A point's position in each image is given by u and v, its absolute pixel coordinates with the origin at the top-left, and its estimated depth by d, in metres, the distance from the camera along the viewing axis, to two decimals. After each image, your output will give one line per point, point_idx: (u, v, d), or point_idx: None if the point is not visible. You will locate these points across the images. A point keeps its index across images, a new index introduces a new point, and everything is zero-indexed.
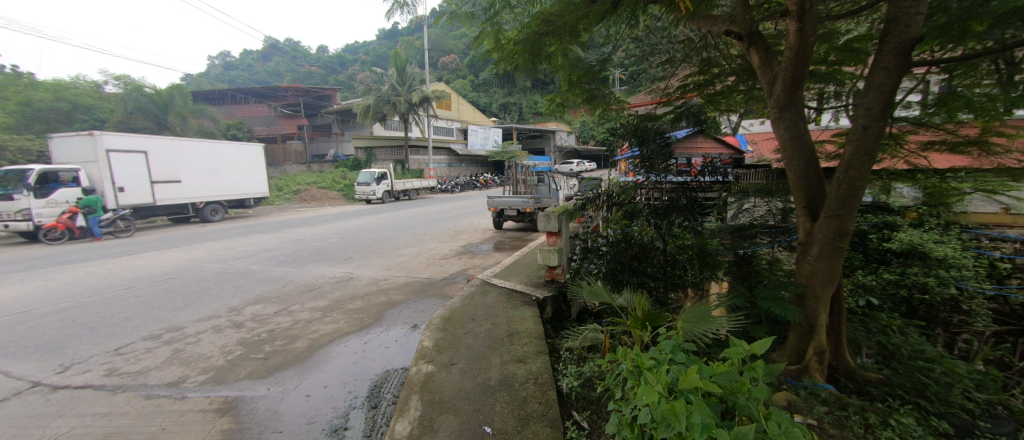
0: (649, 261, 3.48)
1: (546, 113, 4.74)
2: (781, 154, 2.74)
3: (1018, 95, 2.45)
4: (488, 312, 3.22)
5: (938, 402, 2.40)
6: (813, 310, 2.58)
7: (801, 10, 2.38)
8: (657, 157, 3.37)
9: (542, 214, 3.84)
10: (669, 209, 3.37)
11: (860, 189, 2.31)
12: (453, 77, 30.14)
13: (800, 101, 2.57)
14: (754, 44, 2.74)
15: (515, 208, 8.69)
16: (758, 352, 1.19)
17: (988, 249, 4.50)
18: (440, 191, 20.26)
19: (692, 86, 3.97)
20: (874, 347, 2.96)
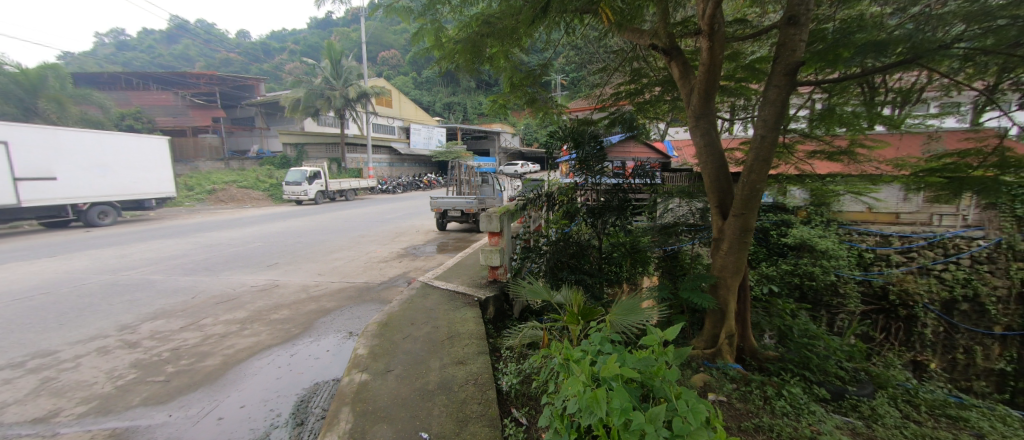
0: (586, 258, 3.64)
1: (489, 114, 4.75)
2: (698, 159, 3.05)
3: (875, 113, 2.96)
4: (428, 315, 3.14)
5: (820, 373, 2.84)
6: (724, 298, 2.91)
7: (712, 30, 2.66)
8: (593, 160, 3.55)
9: (484, 214, 3.83)
10: (603, 210, 3.60)
11: (759, 191, 2.66)
12: (393, 73, 28.99)
13: (712, 111, 2.88)
14: (674, 58, 3.01)
15: (459, 209, 8.59)
16: (670, 338, 1.30)
17: (857, 242, 5.57)
18: (381, 191, 19.33)
19: (624, 94, 4.21)
20: (774, 329, 3.39)
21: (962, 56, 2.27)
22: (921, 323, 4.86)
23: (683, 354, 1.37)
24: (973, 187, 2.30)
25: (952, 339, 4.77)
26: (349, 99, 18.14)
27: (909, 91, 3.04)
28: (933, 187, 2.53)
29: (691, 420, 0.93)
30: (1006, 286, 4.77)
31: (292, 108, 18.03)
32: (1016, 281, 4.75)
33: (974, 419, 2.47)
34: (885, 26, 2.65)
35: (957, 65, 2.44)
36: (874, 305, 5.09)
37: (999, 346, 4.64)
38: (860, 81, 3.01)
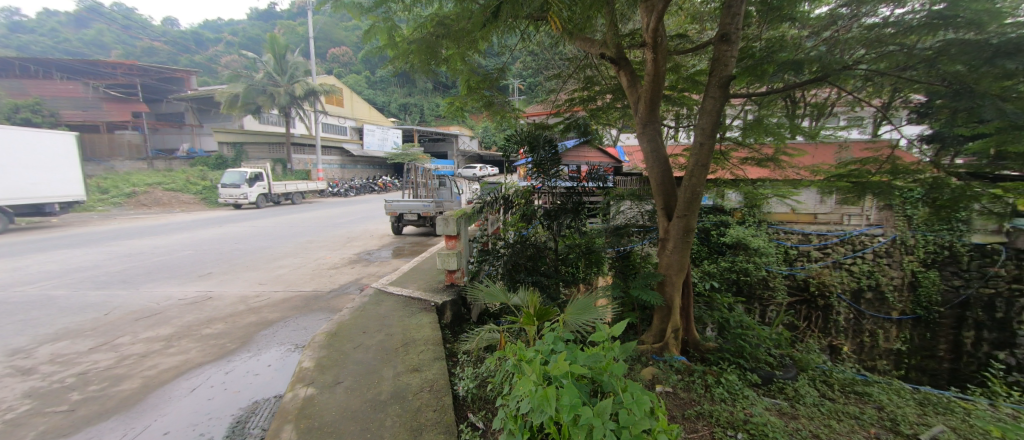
0: (543, 260, 3.70)
1: (445, 116, 4.69)
2: (645, 164, 3.23)
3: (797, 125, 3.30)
4: (381, 323, 3.03)
5: (752, 360, 3.11)
6: (670, 294, 3.10)
7: (655, 43, 2.83)
8: (548, 165, 3.64)
9: (440, 217, 3.76)
10: (558, 212, 3.67)
11: (699, 194, 2.87)
12: (345, 71, 27.69)
13: (657, 119, 3.07)
14: (622, 68, 3.18)
15: (415, 213, 8.36)
16: (617, 333, 1.36)
17: (784, 239, 6.15)
18: (331, 194, 18.35)
19: (578, 100, 4.39)
20: (714, 323, 3.65)
21: (861, 76, 2.60)
22: (836, 311, 5.49)
23: (629, 348, 1.44)
24: (870, 191, 2.66)
25: (860, 324, 5.48)
26: (295, 96, 17.05)
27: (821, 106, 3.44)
28: (842, 190, 2.85)
29: (635, 411, 0.98)
30: (901, 276, 5.57)
31: (229, 105, 16.59)
32: (908, 272, 5.55)
33: (876, 393, 2.82)
34: (803, 47, 2.97)
35: (859, 85, 2.80)
36: (798, 296, 5.65)
37: (894, 328, 5.39)
38: (784, 96, 3.36)
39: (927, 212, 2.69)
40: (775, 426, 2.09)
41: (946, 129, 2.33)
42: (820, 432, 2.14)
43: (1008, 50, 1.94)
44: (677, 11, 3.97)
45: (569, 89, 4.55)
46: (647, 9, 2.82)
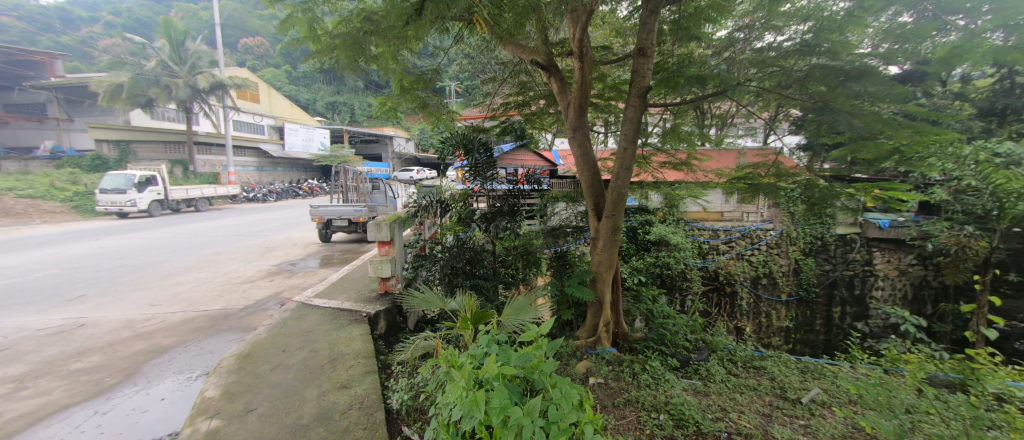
0: (481, 263, 3.68)
1: (377, 117, 4.48)
2: (576, 167, 3.40)
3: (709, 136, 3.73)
4: (304, 339, 2.78)
5: (671, 346, 3.41)
6: (601, 290, 3.29)
7: (582, 52, 2.99)
8: (484, 167, 3.67)
9: (372, 223, 3.56)
10: (495, 214, 3.69)
11: (624, 196, 3.10)
12: (261, 63, 25.11)
13: (585, 124, 3.25)
14: (552, 75, 3.33)
15: (345, 218, 7.79)
16: (546, 331, 1.40)
17: (697, 235, 6.86)
18: (245, 200, 16.45)
19: (513, 105, 4.43)
20: (641, 315, 3.94)
21: (753, 92, 3.01)
22: (739, 296, 6.28)
23: (558, 344, 1.48)
24: (764, 192, 3.18)
25: (757, 306, 6.34)
26: (197, 89, 15.00)
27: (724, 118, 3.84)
28: (741, 190, 3.35)
29: (563, 405, 1.01)
30: (787, 264, 6.55)
31: (110, 96, 13.98)
32: (792, 260, 6.53)
33: (770, 366, 3.25)
34: (708, 64, 3.34)
35: (752, 100, 3.22)
36: (710, 285, 6.34)
37: (782, 308, 6.33)
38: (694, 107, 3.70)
39: (805, 208, 3.18)
40: (691, 404, 2.31)
41: (816, 139, 2.78)
42: (727, 405, 2.41)
43: (854, 75, 2.37)
44: (604, 25, 4.22)
45: (503, 92, 4.60)
46: (573, 20, 2.97)
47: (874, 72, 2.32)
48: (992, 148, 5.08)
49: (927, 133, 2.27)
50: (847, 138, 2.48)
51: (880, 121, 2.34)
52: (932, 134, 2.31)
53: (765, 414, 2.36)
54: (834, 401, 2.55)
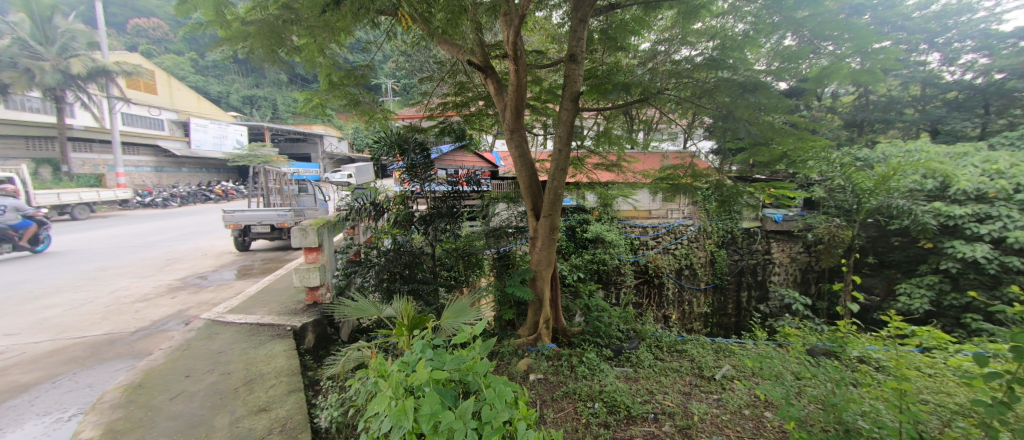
0: (420, 266, 3.57)
1: (301, 113, 4.14)
2: (514, 167, 3.46)
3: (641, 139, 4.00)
4: (214, 360, 2.47)
5: (606, 337, 3.60)
6: (541, 288, 3.38)
7: (517, 55, 3.03)
8: (422, 168, 3.60)
9: (296, 228, 3.26)
10: (434, 216, 3.59)
11: (561, 196, 3.22)
12: (158, 49, 21.89)
13: (522, 126, 3.33)
14: (489, 76, 3.36)
15: (266, 224, 7.00)
16: (480, 332, 1.39)
17: (629, 232, 7.24)
18: (140, 205, 14.16)
19: (451, 105, 4.37)
20: (580, 310, 4.08)
21: (671, 99, 3.27)
22: (666, 287, 6.82)
23: (493, 344, 1.48)
24: (683, 192, 3.58)
25: (681, 295, 6.94)
26: (70, 75, 12.59)
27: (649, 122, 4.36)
28: (665, 189, 3.68)
29: (496, 404, 1.02)
30: (705, 255, 7.16)
31: None
32: (709, 252, 7.18)
33: (690, 349, 3.59)
34: (634, 73, 3.52)
35: (673, 109, 3.53)
36: (642, 277, 6.78)
37: (702, 295, 7.01)
38: (624, 112, 3.99)
39: (717, 205, 3.56)
40: (622, 390, 2.47)
41: (724, 143, 3.13)
42: (653, 388, 2.61)
43: (749, 88, 2.71)
44: (540, 30, 4.33)
45: (441, 92, 4.51)
46: (506, 23, 3.00)
47: (765, 86, 2.69)
48: (855, 154, 6.13)
49: (805, 139, 2.71)
50: (748, 142, 2.84)
51: (771, 129, 2.72)
52: (810, 140, 2.72)
53: (686, 393, 2.60)
54: (741, 376, 2.89)
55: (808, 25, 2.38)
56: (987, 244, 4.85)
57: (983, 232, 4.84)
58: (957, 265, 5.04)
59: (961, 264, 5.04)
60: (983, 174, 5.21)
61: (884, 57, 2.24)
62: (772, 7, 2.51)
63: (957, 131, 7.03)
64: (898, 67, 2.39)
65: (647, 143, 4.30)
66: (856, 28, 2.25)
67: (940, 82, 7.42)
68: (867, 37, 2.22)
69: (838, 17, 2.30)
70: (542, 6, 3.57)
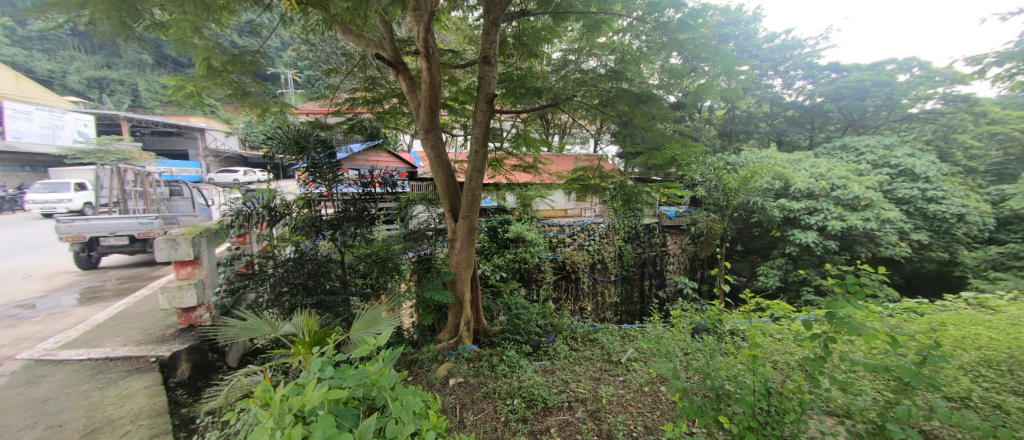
0: (327, 276, 3.25)
1: (169, 102, 3.45)
2: (430, 168, 3.39)
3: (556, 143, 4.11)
4: (40, 411, 1.95)
5: (525, 333, 3.70)
6: (460, 290, 3.37)
7: (429, 53, 2.93)
8: (327, 168, 3.26)
9: (162, 238, 2.69)
10: (341, 220, 3.28)
11: (478, 198, 3.25)
12: None
13: (437, 126, 3.27)
14: (401, 73, 3.23)
15: (123, 235, 5.72)
16: (384, 342, 1.32)
17: (548, 230, 7.39)
18: None
19: (361, 101, 4.14)
20: (501, 309, 4.12)
21: (579, 104, 3.44)
22: (582, 280, 7.20)
23: (400, 354, 1.41)
24: (591, 191, 3.86)
25: (595, 287, 7.41)
26: None
27: (562, 128, 4.69)
28: (577, 190, 3.92)
29: (402, 417, 0.98)
30: (614, 250, 7.80)
31: None
32: (617, 247, 7.82)
33: (600, 337, 3.87)
34: (548, 79, 3.65)
35: (584, 114, 3.72)
36: (560, 273, 7.03)
37: (612, 286, 7.61)
38: (538, 116, 4.16)
39: (622, 204, 3.89)
40: (539, 384, 2.56)
41: (625, 147, 3.45)
42: (568, 378, 2.77)
43: (643, 99, 3.03)
44: (456, 30, 4.29)
45: (349, 87, 4.20)
46: (416, 19, 2.89)
47: (656, 99, 3.05)
48: (727, 159, 7.26)
49: (687, 146, 3.14)
50: (645, 146, 3.18)
51: (662, 136, 3.09)
52: (691, 146, 3.17)
53: (596, 378, 2.81)
54: (642, 357, 3.22)
55: (688, 47, 2.75)
56: (815, 231, 6.14)
57: (813, 222, 6.14)
58: (797, 249, 6.31)
59: (799, 248, 6.32)
60: (814, 176, 6.55)
61: (742, 78, 2.73)
62: (660, 29, 2.82)
63: (794, 142, 8.79)
64: (753, 88, 2.90)
65: (560, 146, 4.52)
66: (722, 53, 2.68)
67: (783, 102, 9.18)
68: (730, 60, 2.65)
69: (708, 42, 2.70)
70: (455, 5, 3.53)
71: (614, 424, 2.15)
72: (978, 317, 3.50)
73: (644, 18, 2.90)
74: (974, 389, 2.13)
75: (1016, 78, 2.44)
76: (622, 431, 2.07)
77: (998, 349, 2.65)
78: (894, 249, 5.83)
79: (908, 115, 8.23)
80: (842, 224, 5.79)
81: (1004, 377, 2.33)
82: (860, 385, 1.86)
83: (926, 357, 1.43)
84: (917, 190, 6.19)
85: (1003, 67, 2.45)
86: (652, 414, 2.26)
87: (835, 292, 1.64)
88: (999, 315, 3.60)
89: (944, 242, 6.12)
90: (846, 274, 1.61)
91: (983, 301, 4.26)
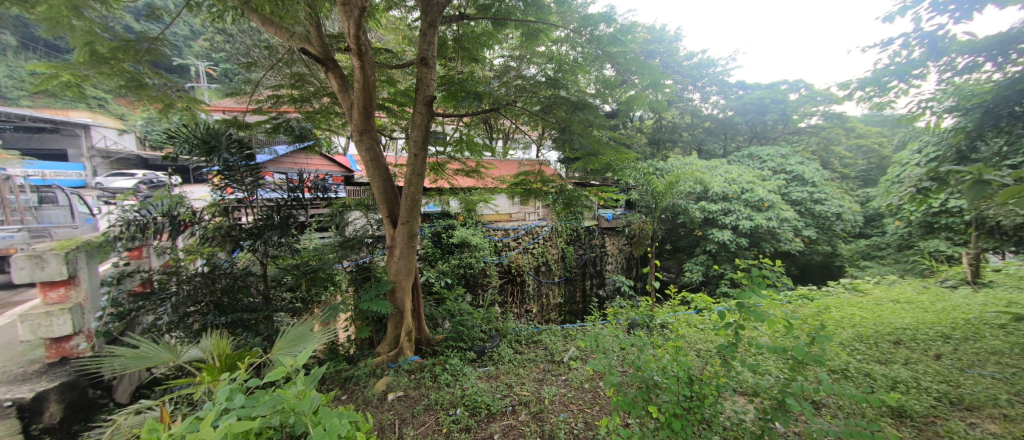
0: (245, 291, 2.91)
1: (35, 91, 2.87)
2: (366, 172, 3.21)
3: (499, 148, 4.10)
4: None
5: (469, 340, 3.64)
6: (401, 299, 3.23)
7: (361, 51, 2.77)
8: (244, 171, 2.93)
9: (27, 255, 2.15)
10: (262, 229, 2.96)
11: (419, 203, 3.14)
12: None
13: (373, 128, 3.11)
14: (330, 70, 3.02)
15: None
16: (302, 361, 1.24)
17: (493, 234, 7.31)
18: None
19: (286, 99, 3.80)
20: (445, 315, 4.02)
21: (520, 110, 3.44)
22: (527, 283, 7.23)
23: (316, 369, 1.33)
24: (534, 195, 3.93)
25: (540, 289, 7.52)
26: None
27: (504, 132, 4.70)
28: (520, 194, 3.97)
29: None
30: (557, 252, 7.99)
31: None
32: (559, 249, 8.03)
33: (544, 338, 3.93)
34: (490, 84, 3.65)
35: (526, 120, 3.76)
36: (506, 277, 6.95)
37: (556, 287, 7.80)
38: (480, 120, 4.13)
39: (563, 208, 4.00)
40: (483, 390, 2.53)
41: (565, 153, 3.57)
42: (511, 381, 2.77)
43: (579, 106, 3.15)
44: (393, 30, 4.13)
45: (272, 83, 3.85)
46: (346, 15, 2.73)
47: (591, 107, 3.18)
48: (657, 165, 7.81)
49: (621, 152, 3.34)
50: (583, 151, 3.32)
51: (598, 143, 3.25)
52: (624, 153, 3.38)
53: (539, 379, 2.85)
54: (583, 355, 3.32)
55: (619, 60, 2.93)
56: (730, 230, 6.87)
57: (728, 222, 6.86)
58: (716, 246, 6.99)
59: (718, 245, 7.02)
60: (728, 181, 7.31)
61: (667, 91, 2.98)
62: (594, 42, 2.97)
63: (711, 150, 9.75)
64: (675, 100, 3.17)
65: (502, 151, 4.52)
66: (648, 68, 2.89)
67: (701, 115, 10.17)
68: (656, 75, 2.87)
69: (637, 57, 2.90)
70: (391, 3, 3.40)
71: (556, 423, 2.18)
72: (853, 299, 4.16)
73: (580, 31, 3.01)
74: (851, 361, 2.52)
75: (873, 99, 2.93)
76: (563, 430, 2.11)
77: (866, 325, 3.18)
78: (791, 244, 6.73)
79: (798, 129, 9.75)
80: (751, 223, 6.55)
81: (871, 348, 2.80)
82: (766, 366, 2.10)
83: (813, 337, 1.66)
84: (807, 193, 7.22)
85: (864, 90, 2.93)
86: (592, 410, 2.34)
87: (744, 285, 1.83)
88: (868, 297, 4.31)
89: (828, 237, 7.21)
90: (753, 267, 1.80)
91: (856, 285, 5.09)
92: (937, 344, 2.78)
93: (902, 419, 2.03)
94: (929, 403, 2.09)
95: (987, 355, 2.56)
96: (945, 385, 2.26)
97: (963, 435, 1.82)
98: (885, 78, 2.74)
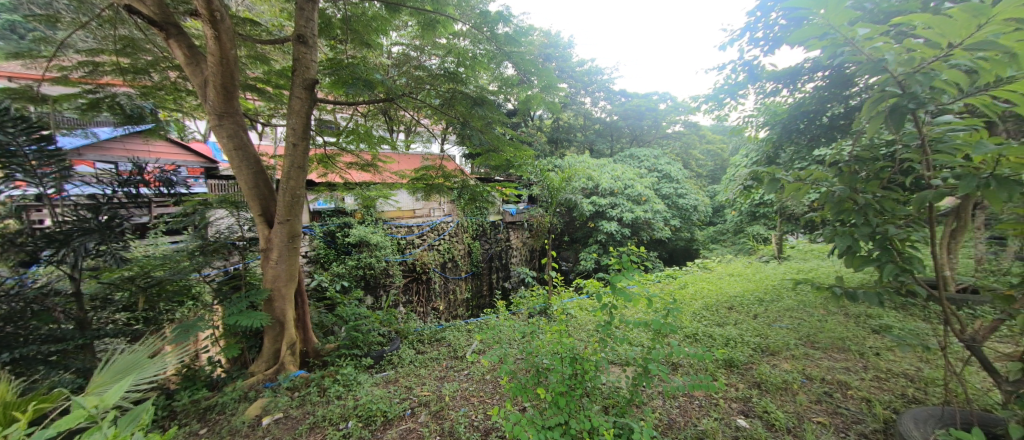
0: (44, 316, 2.20)
1: None
2: (230, 163, 2.72)
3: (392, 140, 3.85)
4: None
5: (366, 345, 3.40)
6: (281, 308, 2.86)
7: (215, 18, 2.31)
8: (38, 159, 2.19)
9: None
10: (73, 233, 2.28)
11: (301, 198, 2.80)
12: None
13: (237, 111, 2.64)
14: (173, 37, 2.46)
15: None
16: (110, 402, 1.12)
17: (396, 231, 6.80)
18: None
19: (109, 68, 2.98)
20: (337, 322, 3.67)
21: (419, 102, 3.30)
22: (433, 281, 7.01)
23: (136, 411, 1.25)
24: (435, 190, 3.84)
25: (446, 286, 7.37)
26: None
27: (403, 124, 4.44)
28: (420, 189, 3.84)
29: None
30: (463, 247, 7.94)
31: None
32: (465, 244, 7.99)
33: (447, 334, 3.87)
34: (387, 73, 3.42)
35: (426, 113, 3.64)
36: (409, 275, 6.62)
37: (462, 283, 7.76)
38: (375, 110, 3.84)
39: (465, 203, 3.98)
40: (378, 397, 2.38)
41: (466, 147, 3.54)
42: (411, 383, 2.68)
43: (478, 102, 3.15)
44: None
45: (85, 46, 2.98)
46: None
47: (489, 104, 3.21)
48: (555, 162, 8.33)
49: (519, 150, 3.46)
50: (484, 147, 3.33)
51: (497, 140, 3.31)
52: (522, 150, 3.49)
53: (441, 377, 2.81)
54: (486, 348, 3.37)
55: (517, 60, 3.03)
56: (616, 221, 7.72)
57: (614, 214, 7.70)
58: (605, 236, 7.80)
59: (606, 235, 7.82)
60: (614, 178, 8.17)
61: (560, 94, 3.18)
62: (493, 40, 3.00)
63: (600, 150, 10.81)
64: (566, 102, 3.41)
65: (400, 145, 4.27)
66: (541, 71, 3.05)
67: (591, 117, 11.16)
68: (549, 78, 3.05)
69: (532, 59, 3.02)
70: None
71: (456, 419, 2.18)
72: (705, 276, 5.07)
73: (479, 27, 2.99)
74: (701, 327, 3.06)
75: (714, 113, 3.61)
76: (463, 424, 2.11)
77: (712, 296, 3.90)
78: (662, 232, 7.87)
79: (665, 134, 11.48)
80: (632, 215, 7.47)
81: (714, 314, 3.45)
82: (640, 339, 2.41)
83: (669, 310, 1.97)
84: (674, 189, 8.52)
85: (710, 104, 3.56)
86: (492, 400, 2.40)
87: (619, 269, 2.07)
88: (714, 273, 5.29)
89: (687, 225, 8.64)
90: (627, 252, 2.04)
91: (706, 264, 6.22)
92: (755, 307, 3.56)
93: (732, 368, 2.55)
94: (748, 353, 2.67)
95: (785, 311, 3.37)
96: (758, 337, 2.91)
97: (768, 373, 2.38)
98: (722, 95, 3.41)
